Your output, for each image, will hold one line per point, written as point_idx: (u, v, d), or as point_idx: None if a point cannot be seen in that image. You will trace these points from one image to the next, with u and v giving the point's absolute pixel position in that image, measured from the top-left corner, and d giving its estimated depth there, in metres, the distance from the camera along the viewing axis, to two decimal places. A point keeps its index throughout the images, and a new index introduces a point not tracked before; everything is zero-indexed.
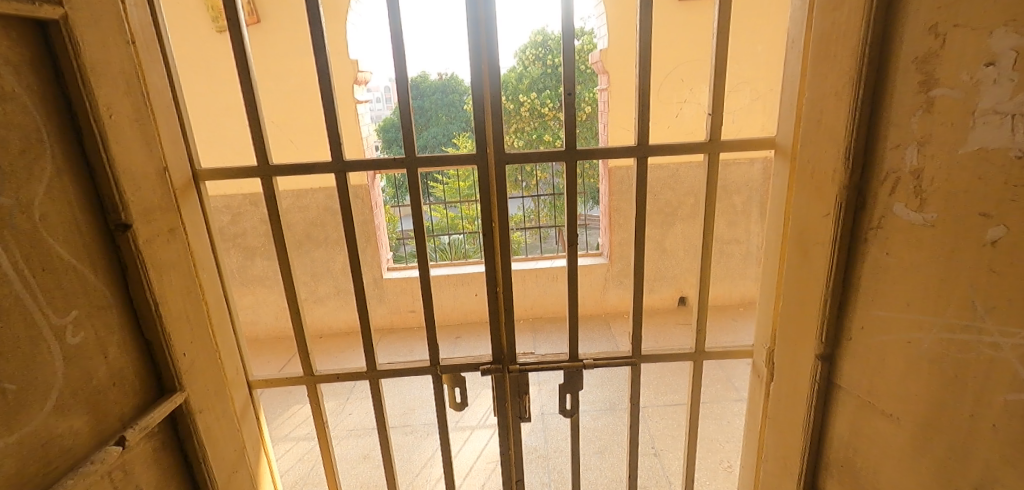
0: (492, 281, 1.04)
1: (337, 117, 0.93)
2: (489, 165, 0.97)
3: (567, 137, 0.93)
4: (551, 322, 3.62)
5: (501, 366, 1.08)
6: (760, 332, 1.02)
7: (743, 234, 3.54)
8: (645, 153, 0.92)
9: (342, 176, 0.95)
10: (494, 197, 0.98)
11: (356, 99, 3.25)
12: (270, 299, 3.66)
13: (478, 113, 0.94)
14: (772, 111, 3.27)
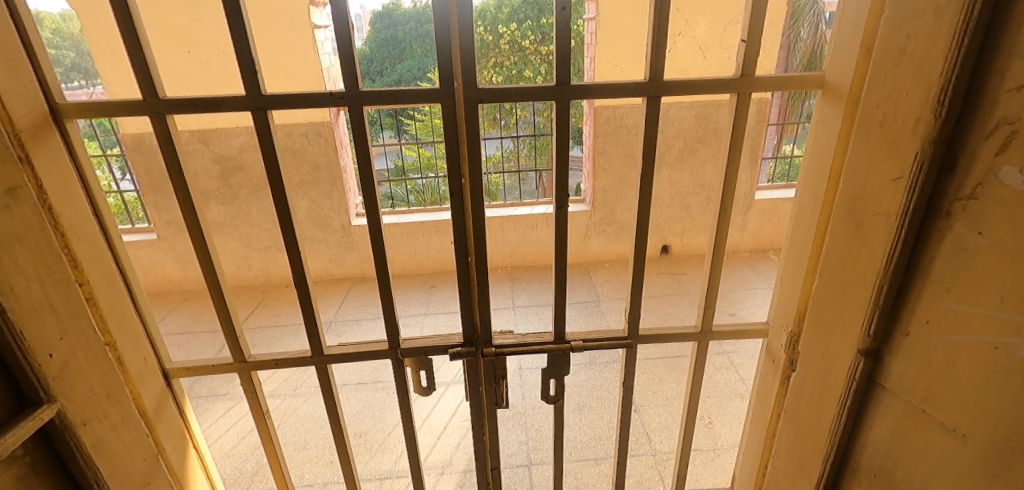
0: (463, 250, 0.85)
1: (248, 32, 0.66)
2: (460, 102, 0.74)
3: (558, 70, 0.71)
4: (531, 271, 3.46)
5: (472, 347, 0.91)
6: (778, 308, 0.86)
7: None
8: (656, 91, 0.71)
9: (262, 116, 0.71)
10: (466, 146, 0.77)
11: (314, 23, 2.84)
12: (227, 247, 3.31)
13: (443, 30, 0.70)
14: (772, 48, 3.00)
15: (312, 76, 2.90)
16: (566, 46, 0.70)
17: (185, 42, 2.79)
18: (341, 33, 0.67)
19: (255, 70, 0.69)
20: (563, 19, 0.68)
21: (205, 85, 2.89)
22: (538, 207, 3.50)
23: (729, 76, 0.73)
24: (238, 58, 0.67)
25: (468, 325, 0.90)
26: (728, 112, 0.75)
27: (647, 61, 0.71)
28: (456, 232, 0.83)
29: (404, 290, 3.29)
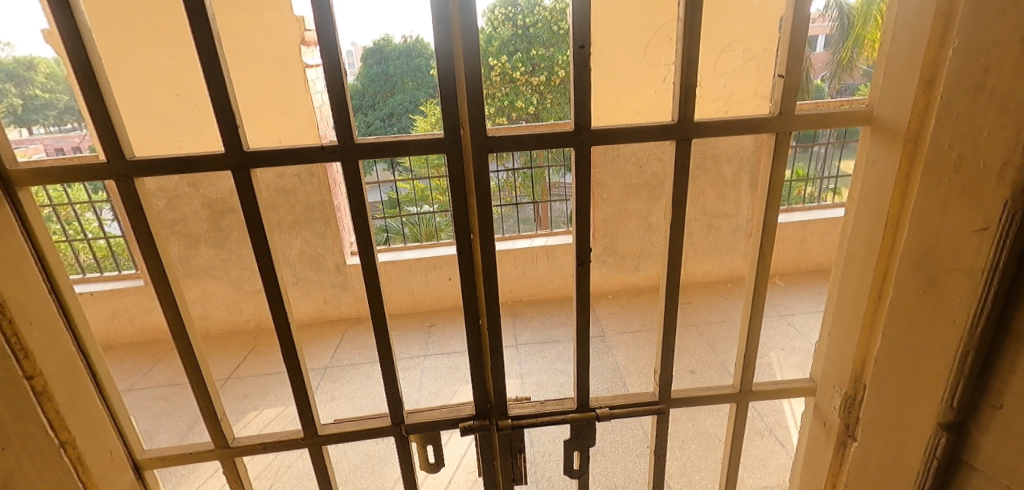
0: (473, 309, 0.76)
1: (227, 85, 0.58)
2: (468, 151, 0.67)
3: (577, 114, 0.63)
4: (533, 306, 3.34)
5: (485, 414, 0.81)
6: (827, 365, 0.77)
7: (733, 207, 3.32)
8: (688, 134, 0.64)
9: (244, 175, 0.63)
10: (475, 198, 0.70)
11: (305, 63, 2.80)
12: (218, 291, 3.19)
13: (448, 74, 0.63)
14: (766, 74, 2.98)
15: (303, 115, 2.84)
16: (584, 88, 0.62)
17: (174, 85, 2.74)
18: (333, 81, 0.60)
19: (235, 126, 0.61)
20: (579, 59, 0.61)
21: (195, 127, 2.82)
22: (536, 239, 3.42)
23: (764, 115, 0.66)
24: (216, 115, 0.59)
25: (481, 389, 0.80)
26: (765, 153, 0.68)
27: (675, 102, 0.64)
28: (466, 289, 0.75)
29: (401, 331, 3.16)
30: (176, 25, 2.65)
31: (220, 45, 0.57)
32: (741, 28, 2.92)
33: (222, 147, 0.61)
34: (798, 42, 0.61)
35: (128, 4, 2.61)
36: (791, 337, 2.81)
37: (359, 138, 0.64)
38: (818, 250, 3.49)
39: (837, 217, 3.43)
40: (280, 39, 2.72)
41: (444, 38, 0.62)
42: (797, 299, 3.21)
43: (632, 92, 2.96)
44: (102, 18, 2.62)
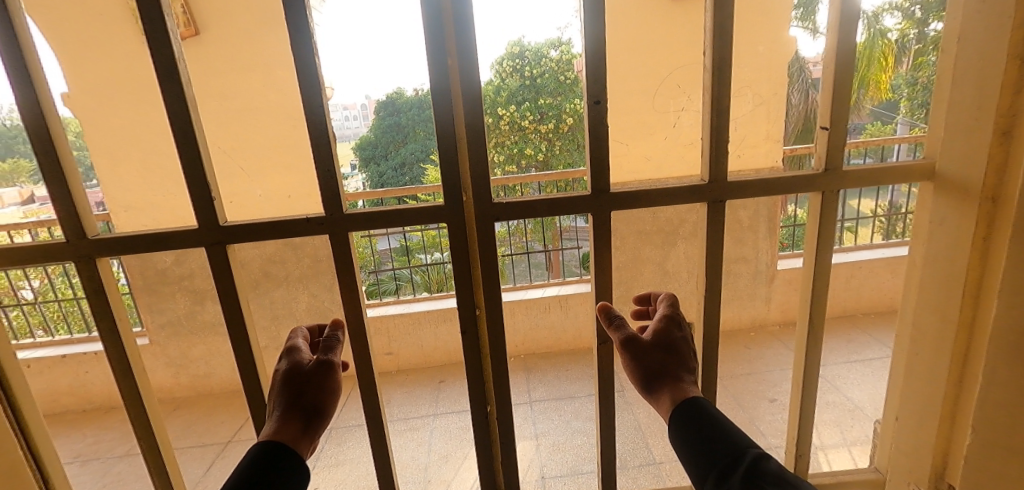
0: (480, 389, 0.68)
1: (200, 157, 0.53)
2: (471, 218, 0.60)
3: (594, 178, 0.61)
4: (546, 359, 3.18)
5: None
6: (894, 452, 0.68)
7: (750, 251, 3.22)
8: (721, 194, 0.61)
9: (221, 251, 0.58)
10: (478, 269, 0.62)
11: None
12: (223, 348, 3.10)
13: (447, 137, 0.57)
14: (777, 117, 2.95)
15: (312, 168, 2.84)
16: (601, 144, 0.60)
17: None
18: (317, 150, 0.55)
19: (212, 198, 0.55)
20: (596, 117, 0.59)
21: None
22: (548, 288, 3.32)
23: (806, 171, 0.60)
24: (188, 188, 0.54)
25: (488, 479, 0.71)
26: (810, 212, 0.62)
27: (704, 161, 0.60)
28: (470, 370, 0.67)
29: (409, 388, 3.01)
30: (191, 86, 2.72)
31: (196, 112, 0.53)
32: (749, 73, 2.92)
33: (195, 222, 0.56)
34: (842, 93, 0.56)
35: (146, 68, 2.69)
36: (824, 390, 2.62)
37: (349, 210, 0.59)
38: (845, 295, 3.32)
39: (862, 260, 3.28)
40: (291, 96, 2.76)
41: (442, 98, 0.56)
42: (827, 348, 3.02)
43: (641, 138, 2.94)
44: (122, 82, 2.71)
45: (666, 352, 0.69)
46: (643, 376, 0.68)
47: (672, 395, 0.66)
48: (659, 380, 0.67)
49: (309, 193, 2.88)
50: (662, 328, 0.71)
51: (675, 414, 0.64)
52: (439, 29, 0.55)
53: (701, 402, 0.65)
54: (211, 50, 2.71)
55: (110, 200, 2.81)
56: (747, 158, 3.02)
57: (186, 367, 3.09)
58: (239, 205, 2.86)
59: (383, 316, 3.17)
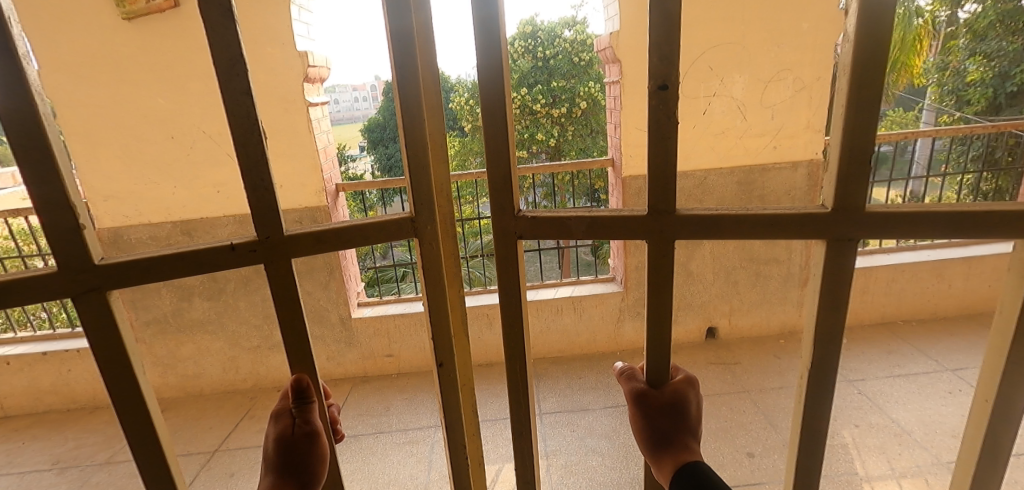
0: (447, 351, 0.80)
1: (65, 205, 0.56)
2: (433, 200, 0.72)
3: (657, 201, 0.69)
4: (557, 364, 2.96)
5: (458, 451, 0.85)
6: None
7: (784, 252, 2.91)
8: (842, 222, 0.66)
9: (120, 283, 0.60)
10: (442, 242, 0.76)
11: (308, 101, 2.56)
12: (212, 347, 2.89)
13: (413, 127, 0.67)
14: (820, 104, 2.65)
15: (305, 156, 2.60)
16: (670, 132, 0.64)
17: (168, 127, 2.52)
18: (242, 171, 0.59)
19: (78, 230, 0.58)
20: (668, 101, 0.62)
21: (190, 171, 2.59)
22: (561, 288, 3.05)
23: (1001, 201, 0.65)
24: (46, 231, 0.56)
25: (451, 429, 0.83)
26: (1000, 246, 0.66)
27: (836, 191, 0.65)
28: (440, 335, 0.78)
29: (409, 394, 2.82)
30: (171, 64, 2.43)
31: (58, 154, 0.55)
32: (793, 55, 2.58)
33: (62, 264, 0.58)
34: None
35: (120, 43, 2.40)
36: (866, 410, 2.37)
37: (288, 228, 0.66)
38: (884, 300, 3.05)
39: (905, 262, 2.99)
40: (281, 76, 2.49)
41: (408, 90, 0.65)
42: (866, 360, 2.76)
43: None
44: (92, 60, 2.41)
45: (680, 417, 0.83)
46: (657, 438, 0.83)
47: (674, 457, 0.83)
48: (671, 441, 0.83)
49: (303, 184, 2.64)
50: (680, 393, 0.83)
51: (677, 473, 0.81)
52: (403, 31, 0.64)
53: (697, 465, 0.82)
54: (193, 26, 2.40)
55: (87, 188, 2.57)
56: (785, 149, 2.73)
57: (174, 367, 2.92)
58: (229, 195, 2.64)
59: (383, 315, 2.93)
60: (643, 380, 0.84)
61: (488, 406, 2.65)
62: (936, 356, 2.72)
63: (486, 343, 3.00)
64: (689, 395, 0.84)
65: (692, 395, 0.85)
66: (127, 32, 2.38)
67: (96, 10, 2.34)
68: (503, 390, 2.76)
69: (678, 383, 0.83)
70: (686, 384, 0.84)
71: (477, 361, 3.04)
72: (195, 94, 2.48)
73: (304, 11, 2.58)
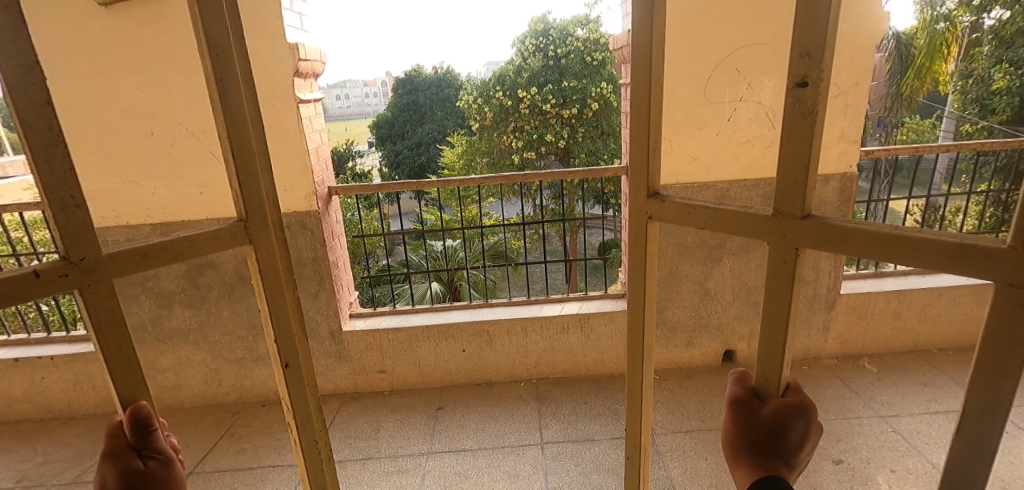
0: (291, 348, 0.84)
1: None
2: (264, 206, 0.79)
3: (782, 204, 0.66)
4: (562, 386, 2.76)
5: (312, 447, 0.90)
6: None
7: (811, 272, 2.68)
8: (1017, 273, 0.47)
9: None
10: (279, 244, 0.83)
11: (300, 98, 2.36)
12: (194, 358, 2.72)
13: (241, 137, 0.74)
14: (856, 113, 2.41)
15: (294, 158, 2.41)
16: (802, 130, 0.61)
17: (149, 122, 2.33)
18: (44, 184, 0.56)
19: None
20: (806, 98, 0.60)
21: (172, 171, 2.40)
22: (567, 304, 2.83)
23: None
24: None
25: (304, 426, 0.88)
26: None
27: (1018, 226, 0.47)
28: (282, 333, 0.84)
29: (401, 415, 2.62)
30: (151, 54, 2.24)
31: None
32: (830, 58, 2.34)
33: None
34: None
35: (97, 31, 2.21)
36: (903, 453, 2.13)
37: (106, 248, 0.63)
38: (918, 326, 2.81)
39: (943, 286, 2.74)
40: (269, 70, 2.28)
41: (231, 104, 0.72)
42: (897, 393, 2.52)
43: (688, 134, 2.44)
44: (67, 48, 2.22)
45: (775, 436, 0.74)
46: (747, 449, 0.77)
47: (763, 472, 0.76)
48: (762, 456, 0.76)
49: (292, 187, 2.45)
50: (783, 412, 0.73)
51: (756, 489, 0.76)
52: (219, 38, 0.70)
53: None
54: (176, 13, 2.20)
55: None
56: (816, 161, 2.50)
57: (154, 377, 2.74)
58: (212, 197, 2.45)
59: (376, 329, 2.72)
60: (749, 390, 0.77)
61: (485, 432, 2.44)
62: None
63: (486, 361, 2.79)
64: (795, 423, 0.73)
65: (801, 422, 0.73)
66: (104, 19, 2.19)
67: None
68: (502, 414, 2.56)
69: (782, 404, 0.73)
70: (794, 409, 0.73)
71: (475, 380, 2.83)
72: (177, 88, 2.30)
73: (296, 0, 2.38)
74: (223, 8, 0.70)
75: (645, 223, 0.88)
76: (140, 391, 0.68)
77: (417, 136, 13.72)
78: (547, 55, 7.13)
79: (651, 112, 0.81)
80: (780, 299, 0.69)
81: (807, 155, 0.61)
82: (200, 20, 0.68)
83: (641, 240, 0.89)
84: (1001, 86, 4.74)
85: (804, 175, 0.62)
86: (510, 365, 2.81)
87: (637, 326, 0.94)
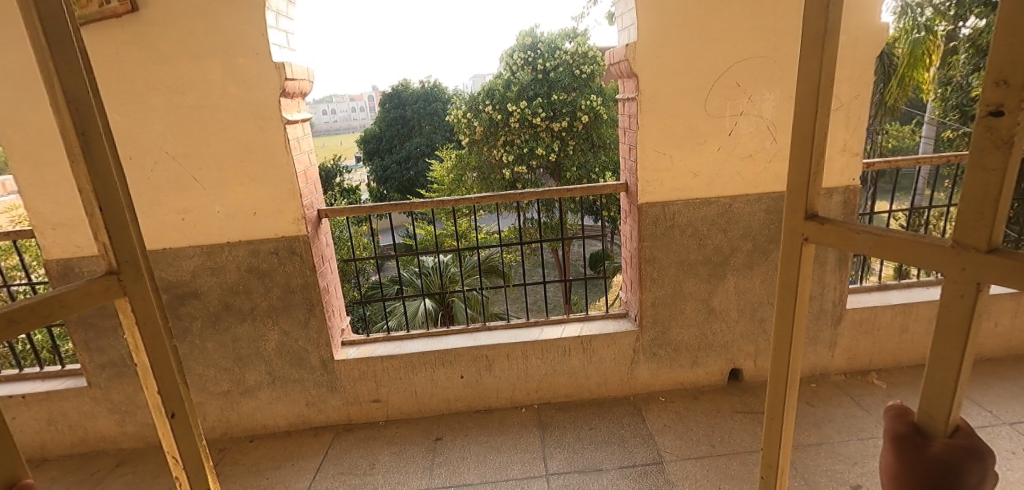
0: (176, 397, 0.92)
1: None
2: (136, 257, 0.86)
3: (965, 236, 0.63)
4: (565, 411, 2.65)
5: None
6: None
7: (816, 287, 2.62)
8: None
9: None
10: (156, 296, 0.90)
11: (287, 118, 2.26)
12: None
13: (109, 195, 0.82)
14: (858, 125, 2.38)
15: (282, 180, 2.30)
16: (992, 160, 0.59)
17: (126, 147, 2.22)
18: None
19: None
20: (1001, 127, 0.58)
21: (151, 197, 2.28)
22: (568, 326, 2.74)
23: None
24: None
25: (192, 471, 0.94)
26: None
27: None
28: (164, 382, 0.90)
29: (398, 447, 2.49)
30: (129, 75, 2.14)
31: None
32: None
33: None
34: None
35: None
36: None
37: None
38: (924, 339, 2.77)
39: None
40: (254, 90, 2.18)
41: (96, 165, 0.80)
42: None
43: (688, 149, 2.38)
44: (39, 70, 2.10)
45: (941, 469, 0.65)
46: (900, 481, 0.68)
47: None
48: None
49: (280, 211, 2.34)
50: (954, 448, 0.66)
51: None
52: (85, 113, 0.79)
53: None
54: (155, 33, 2.10)
55: (33, 216, 2.26)
56: None
57: (133, 414, 2.59)
58: (194, 223, 2.33)
59: (369, 357, 2.60)
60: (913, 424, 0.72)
61: (487, 464, 2.33)
62: (990, 406, 2.43)
63: (485, 387, 2.68)
64: (971, 467, 0.65)
65: (975, 467, 0.65)
66: None
67: None
68: (504, 444, 2.45)
69: (951, 444, 0.67)
70: (968, 449, 0.66)
71: (474, 407, 2.72)
72: (156, 111, 2.19)
73: (282, 18, 2.29)
74: (85, 82, 0.79)
75: (799, 245, 0.90)
76: (23, 470, 0.69)
77: (406, 149, 13.69)
78: (536, 68, 7.13)
79: (815, 137, 0.85)
80: (951, 332, 0.66)
81: (998, 185, 0.59)
82: (65, 90, 0.76)
83: (795, 260, 0.92)
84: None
85: (992, 206, 0.61)
86: (509, 390, 2.70)
87: (784, 340, 0.97)
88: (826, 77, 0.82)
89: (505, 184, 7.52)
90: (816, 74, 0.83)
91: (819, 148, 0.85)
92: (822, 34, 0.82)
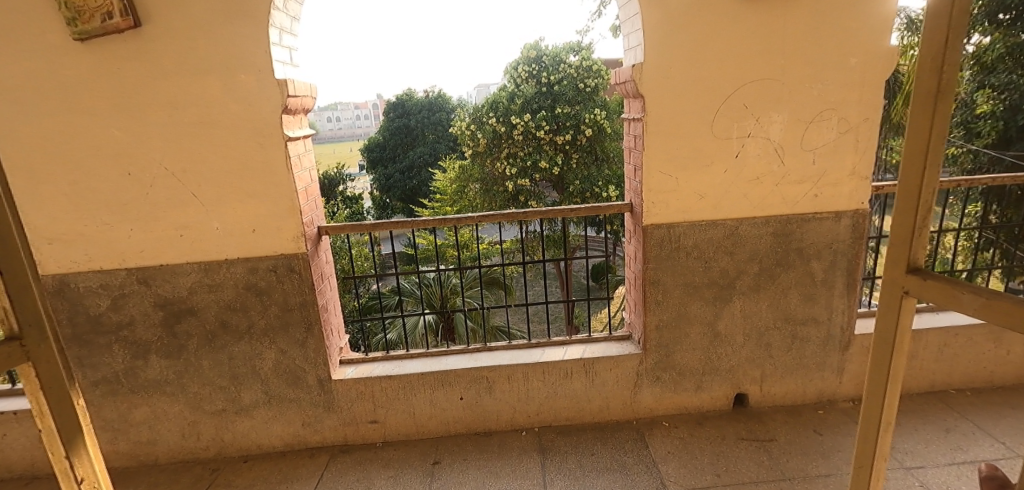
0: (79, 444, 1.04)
1: None
2: (37, 321, 0.98)
3: None
4: (566, 435, 2.60)
5: None
6: None
7: (824, 311, 2.57)
8: None
9: None
10: (59, 355, 1.01)
11: (289, 135, 2.24)
12: (171, 411, 2.52)
13: (12, 266, 0.94)
14: (867, 148, 2.34)
15: (282, 198, 2.27)
16: None
17: (126, 163, 2.19)
18: None
19: None
20: None
21: (149, 213, 2.25)
22: (570, 347, 2.69)
23: None
24: None
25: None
26: None
27: None
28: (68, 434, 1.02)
29: (395, 470, 2.43)
30: (130, 90, 2.12)
31: None
32: (838, 93, 2.28)
33: None
34: None
35: (72, 67, 2.07)
36: None
37: None
38: (935, 366, 2.71)
39: (958, 324, 2.65)
40: (256, 107, 2.16)
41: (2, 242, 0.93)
42: (919, 440, 2.39)
43: (694, 170, 2.34)
44: (39, 84, 2.08)
45: None
46: None
47: None
48: None
49: (279, 228, 2.30)
50: None
51: None
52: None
53: None
54: (157, 49, 2.08)
55: (30, 230, 2.23)
56: (827, 198, 2.41)
57: (126, 432, 2.54)
58: (192, 239, 2.30)
59: (367, 378, 2.55)
60: None
61: None
62: (1003, 438, 2.36)
63: (485, 409, 2.63)
64: None
65: None
66: (78, 54, 2.06)
67: (43, 28, 2.03)
68: (503, 469, 2.39)
69: None
70: None
71: (474, 430, 2.66)
72: (157, 126, 2.16)
73: (286, 34, 2.28)
74: None
75: (900, 296, 1.04)
76: None
77: (409, 159, 13.72)
78: (540, 81, 7.13)
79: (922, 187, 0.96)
80: None
81: None
82: None
83: (896, 307, 1.05)
84: (984, 110, 5.29)
85: None
86: (510, 413, 2.64)
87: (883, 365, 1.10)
88: (935, 135, 0.94)
89: (507, 197, 7.50)
90: (929, 130, 0.95)
91: (924, 209, 0.97)
92: (934, 94, 0.93)
